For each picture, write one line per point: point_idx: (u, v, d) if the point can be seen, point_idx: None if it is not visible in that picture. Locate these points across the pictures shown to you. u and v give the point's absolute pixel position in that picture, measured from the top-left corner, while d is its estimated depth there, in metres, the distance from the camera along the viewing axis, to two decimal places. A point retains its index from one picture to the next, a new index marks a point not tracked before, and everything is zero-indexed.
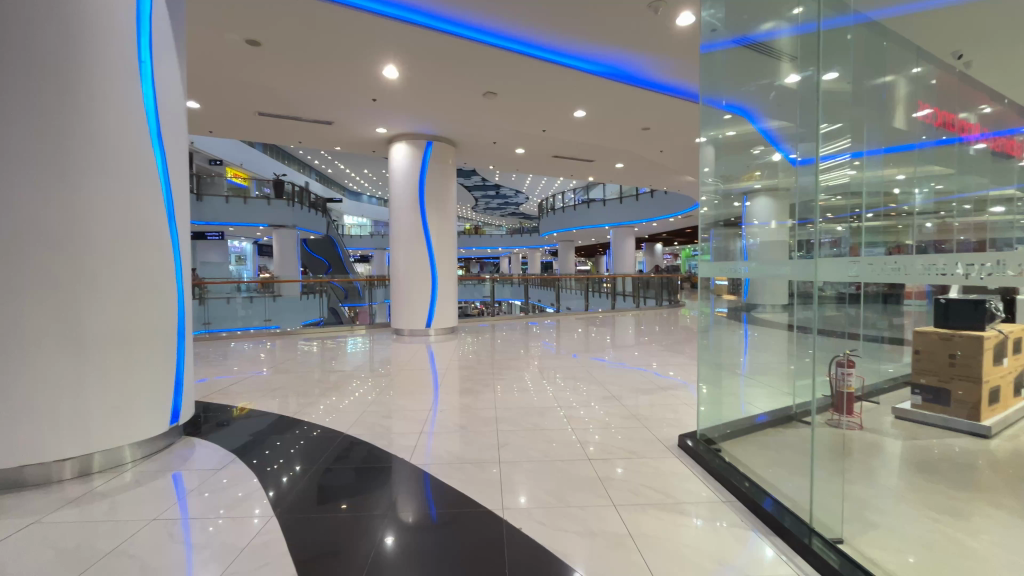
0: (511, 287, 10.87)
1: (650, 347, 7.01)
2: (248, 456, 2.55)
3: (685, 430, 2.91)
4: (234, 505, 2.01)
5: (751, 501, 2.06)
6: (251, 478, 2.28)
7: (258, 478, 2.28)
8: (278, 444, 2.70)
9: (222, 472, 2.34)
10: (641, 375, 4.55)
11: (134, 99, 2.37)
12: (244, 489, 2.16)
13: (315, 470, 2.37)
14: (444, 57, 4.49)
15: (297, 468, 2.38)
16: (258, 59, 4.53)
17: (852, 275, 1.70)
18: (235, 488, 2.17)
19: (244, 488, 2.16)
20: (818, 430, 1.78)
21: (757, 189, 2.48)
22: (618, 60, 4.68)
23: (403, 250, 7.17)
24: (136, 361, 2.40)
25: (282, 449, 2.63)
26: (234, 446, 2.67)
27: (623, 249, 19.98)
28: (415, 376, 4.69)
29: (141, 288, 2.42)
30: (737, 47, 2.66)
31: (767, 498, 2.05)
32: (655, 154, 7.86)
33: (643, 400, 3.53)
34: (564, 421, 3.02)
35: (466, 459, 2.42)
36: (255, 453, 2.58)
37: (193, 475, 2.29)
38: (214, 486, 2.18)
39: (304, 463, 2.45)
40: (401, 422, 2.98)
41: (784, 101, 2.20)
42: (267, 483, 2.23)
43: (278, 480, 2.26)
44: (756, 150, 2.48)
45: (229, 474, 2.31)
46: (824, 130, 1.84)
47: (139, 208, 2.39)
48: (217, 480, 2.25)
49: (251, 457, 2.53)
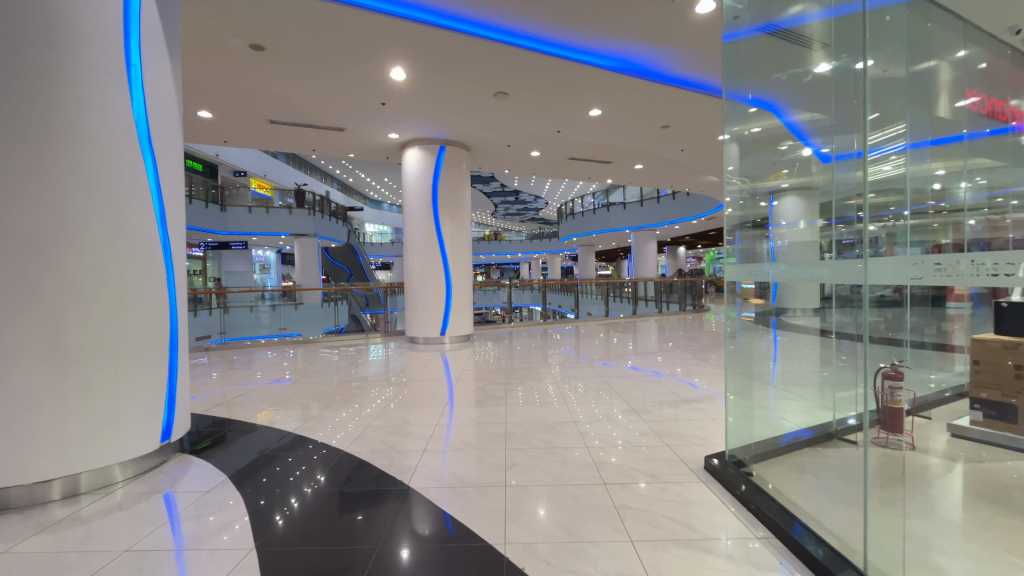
0: (530, 293, 10.45)
1: (675, 354, 6.71)
2: (270, 465, 2.53)
3: (713, 450, 2.67)
4: (251, 518, 1.98)
5: (778, 529, 1.92)
6: (274, 487, 2.27)
7: (281, 489, 2.25)
8: (299, 454, 2.66)
9: (244, 484, 2.32)
10: (667, 385, 4.29)
11: (120, 102, 2.29)
12: (267, 495, 2.19)
13: (336, 480, 2.32)
14: (451, 57, 4.34)
15: (320, 479, 2.34)
16: (265, 66, 4.47)
17: (909, 276, 1.45)
18: (261, 495, 2.20)
19: (268, 495, 2.19)
20: (869, 454, 1.53)
21: (784, 188, 2.28)
22: (633, 53, 4.46)
23: (416, 256, 7.06)
24: (124, 372, 2.30)
25: (304, 458, 2.63)
26: (242, 464, 2.56)
27: (645, 253, 19.55)
28: (429, 386, 4.54)
29: (131, 297, 2.33)
30: (763, 36, 2.42)
31: (796, 525, 1.90)
32: (675, 154, 7.57)
33: (668, 414, 3.28)
34: (580, 437, 2.80)
35: (471, 482, 2.23)
36: (277, 462, 2.57)
37: (207, 486, 2.28)
38: (240, 495, 2.20)
39: (326, 473, 2.41)
40: (406, 439, 2.81)
41: (818, 92, 1.96)
42: (290, 492, 2.21)
43: (301, 489, 2.24)
44: (784, 146, 2.27)
45: (253, 485, 2.30)
46: (872, 119, 1.54)
47: (126, 213, 2.31)
48: (231, 491, 2.23)
49: (271, 468, 2.49)
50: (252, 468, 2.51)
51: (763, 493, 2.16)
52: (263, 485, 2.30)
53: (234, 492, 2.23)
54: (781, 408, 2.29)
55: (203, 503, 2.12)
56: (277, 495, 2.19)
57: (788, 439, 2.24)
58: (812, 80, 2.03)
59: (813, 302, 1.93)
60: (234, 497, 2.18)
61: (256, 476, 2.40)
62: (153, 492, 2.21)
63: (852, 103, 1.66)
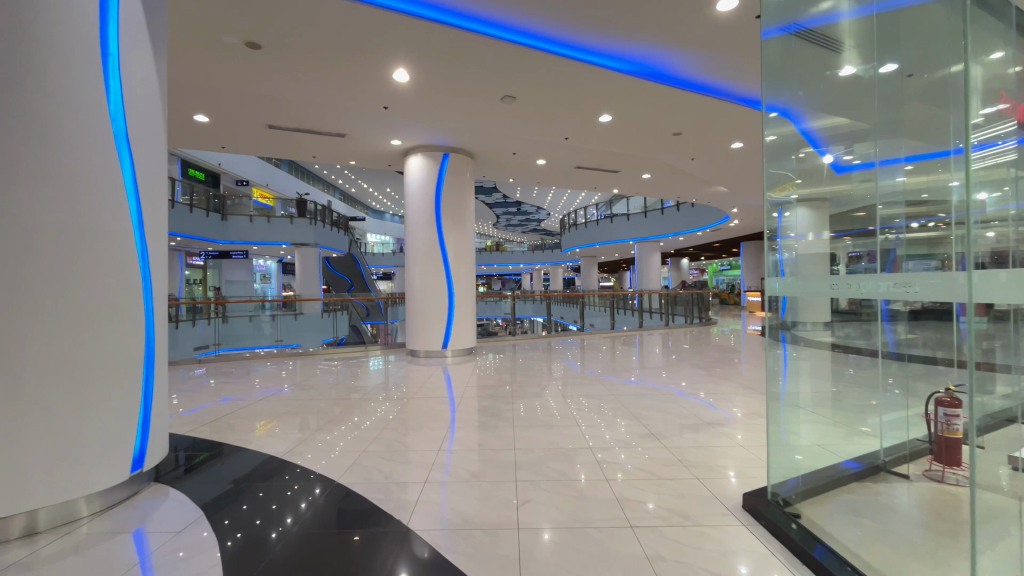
0: (532, 304, 10.25)
1: (684, 369, 6.45)
2: (264, 481, 2.44)
3: (747, 484, 2.39)
4: (233, 551, 1.82)
5: (799, 548, 1.83)
6: (270, 504, 2.18)
7: (276, 504, 2.18)
8: (299, 470, 2.56)
9: (239, 499, 2.25)
10: (682, 406, 4.02)
11: (95, 92, 2.09)
12: (263, 513, 2.09)
13: (334, 495, 2.25)
14: (458, 58, 4.13)
15: (315, 491, 2.30)
16: (264, 67, 4.27)
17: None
18: (257, 512, 2.11)
19: (262, 514, 2.09)
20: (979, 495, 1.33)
21: (794, 201, 2.08)
22: (649, 55, 4.27)
23: (418, 267, 6.84)
24: (90, 394, 2.07)
25: (302, 473, 2.53)
26: (246, 473, 2.56)
27: (648, 265, 19.32)
28: (429, 403, 4.29)
29: (100, 309, 2.10)
30: (780, 36, 2.18)
31: (819, 546, 1.82)
32: (685, 163, 7.37)
33: (688, 439, 3.02)
34: (596, 467, 2.54)
35: (478, 523, 1.97)
36: (283, 472, 2.55)
37: (198, 507, 2.17)
38: (236, 512, 2.12)
39: (323, 487, 2.35)
40: (404, 468, 2.55)
41: (841, 103, 2.18)
42: (285, 510, 2.12)
43: (297, 505, 2.16)
44: (801, 154, 2.13)
45: (248, 500, 2.23)
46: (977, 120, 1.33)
47: (96, 214, 2.08)
48: (206, 530, 1.97)
49: (276, 478, 2.47)
50: (233, 493, 2.31)
51: (810, 534, 1.90)
52: (257, 501, 2.21)
53: (218, 519, 2.06)
54: (800, 429, 2.19)
55: (199, 518, 2.06)
56: (273, 513, 2.09)
57: (795, 483, 2.10)
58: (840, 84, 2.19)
59: (824, 316, 2.00)
60: (227, 517, 2.07)
61: (228, 510, 2.14)
62: (126, 526, 2.00)
63: (903, 104, 2.09)
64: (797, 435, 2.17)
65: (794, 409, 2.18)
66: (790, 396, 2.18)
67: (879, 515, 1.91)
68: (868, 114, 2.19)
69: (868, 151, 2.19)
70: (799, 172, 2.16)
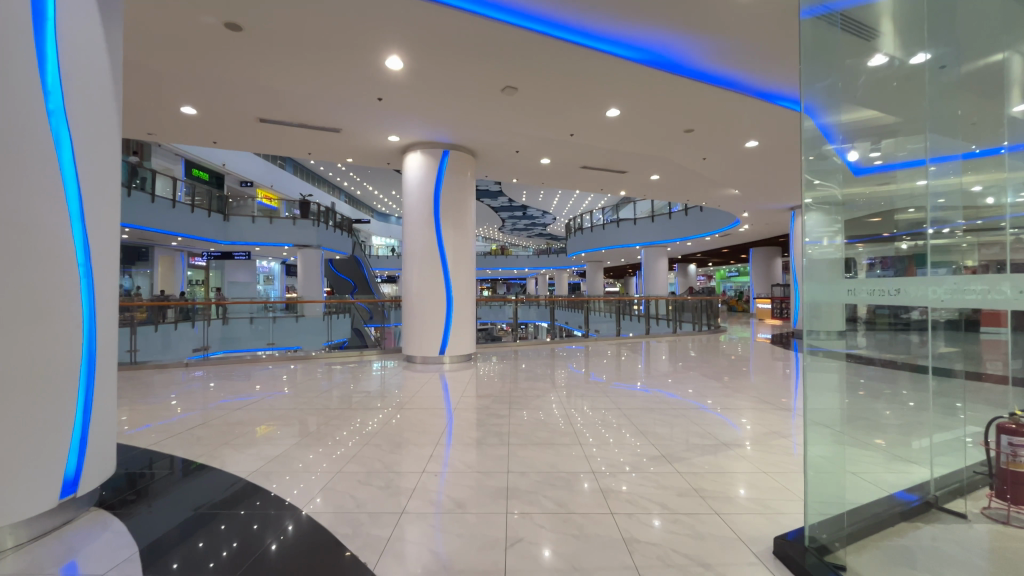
0: (536, 309, 9.78)
1: (691, 377, 6.15)
2: (231, 509, 2.16)
3: (778, 520, 2.05)
4: (232, 555, 1.78)
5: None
6: (270, 509, 2.14)
7: (280, 508, 2.15)
8: (268, 498, 2.26)
9: (240, 504, 2.21)
10: (695, 422, 3.71)
11: (26, 61, 1.84)
12: (261, 518, 2.06)
13: (329, 507, 2.14)
14: (454, 43, 3.81)
15: (318, 501, 2.21)
16: (247, 51, 3.97)
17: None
18: (255, 518, 2.07)
19: (261, 518, 2.06)
20: None
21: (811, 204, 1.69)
22: (661, 42, 3.93)
23: (415, 269, 6.56)
24: (10, 406, 1.78)
25: (288, 486, 2.40)
26: (215, 497, 2.29)
27: (655, 269, 18.98)
28: (422, 413, 4.02)
29: (23, 309, 1.82)
30: (810, 18, 1.75)
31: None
32: (696, 163, 7.06)
33: (705, 463, 2.70)
34: (601, 496, 2.23)
35: (455, 569, 1.66)
36: (253, 498, 2.27)
37: (136, 542, 1.88)
38: (232, 517, 2.08)
39: (325, 496, 2.27)
40: (378, 496, 2.24)
41: (880, 90, 1.73)
42: (285, 516, 2.07)
43: (296, 513, 2.10)
44: (811, 156, 1.69)
45: (248, 507, 2.17)
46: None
47: (26, 199, 1.83)
48: (168, 555, 1.79)
49: (246, 505, 2.20)
50: (199, 521, 2.05)
51: (829, 566, 1.68)
52: (258, 507, 2.17)
53: (181, 545, 1.86)
54: (830, 454, 1.76)
55: (153, 550, 1.82)
56: (229, 550, 1.81)
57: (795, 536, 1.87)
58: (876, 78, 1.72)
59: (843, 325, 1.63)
60: (224, 520, 2.05)
61: (217, 519, 2.06)
62: (54, 559, 1.75)
63: (951, 100, 1.73)
64: (825, 461, 1.76)
65: (821, 429, 1.75)
66: (813, 411, 1.75)
67: (939, 568, 1.58)
68: (909, 109, 1.74)
69: (913, 148, 1.72)
70: (816, 173, 1.70)
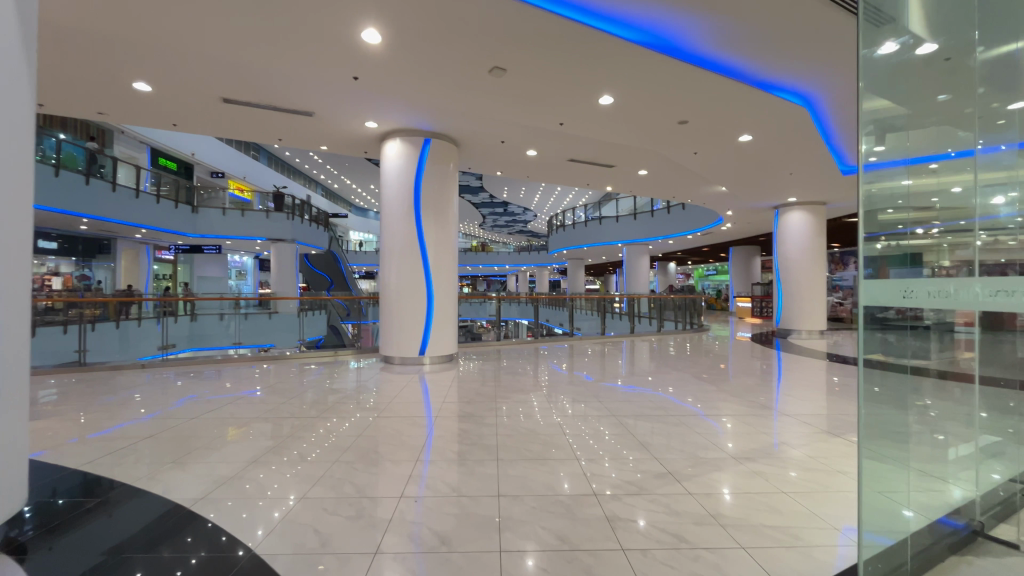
0: (519, 307, 9.49)
1: (680, 377, 5.96)
2: (155, 548, 1.81)
3: (812, 557, 1.78)
4: (196, 567, 1.67)
5: None
6: (241, 512, 2.08)
7: (248, 513, 2.07)
8: (209, 527, 1.95)
9: (200, 516, 2.06)
10: (695, 430, 3.48)
11: None
12: (228, 531, 1.91)
13: (277, 546, 1.80)
14: (438, 13, 3.43)
15: (290, 501, 2.18)
16: (203, 19, 3.53)
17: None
18: (219, 532, 1.91)
19: (228, 531, 1.92)
20: None
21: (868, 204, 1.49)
22: (664, 22, 3.63)
23: (394, 264, 6.21)
24: None
25: (239, 508, 2.12)
26: (138, 532, 1.92)
27: (636, 267, 18.91)
28: (401, 421, 3.70)
29: None
30: None
31: None
32: (687, 157, 6.88)
33: (712, 480, 2.46)
34: (606, 527, 1.95)
35: None
36: (189, 530, 1.93)
37: None
38: (197, 530, 1.93)
39: (298, 496, 2.25)
40: (348, 532, 1.91)
41: (898, 77, 1.53)
42: (256, 522, 1.99)
43: (269, 515, 2.05)
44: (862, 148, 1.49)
45: (212, 518, 2.03)
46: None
47: None
48: None
49: (180, 539, 1.86)
50: (115, 563, 1.71)
51: None
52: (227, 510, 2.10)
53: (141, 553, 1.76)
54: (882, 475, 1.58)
55: None
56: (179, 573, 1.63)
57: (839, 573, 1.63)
58: (899, 61, 1.51)
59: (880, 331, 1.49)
60: (187, 535, 1.89)
61: (156, 548, 1.80)
62: None
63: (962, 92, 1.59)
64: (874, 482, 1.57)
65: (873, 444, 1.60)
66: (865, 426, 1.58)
67: None
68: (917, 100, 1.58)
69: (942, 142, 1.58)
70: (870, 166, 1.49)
